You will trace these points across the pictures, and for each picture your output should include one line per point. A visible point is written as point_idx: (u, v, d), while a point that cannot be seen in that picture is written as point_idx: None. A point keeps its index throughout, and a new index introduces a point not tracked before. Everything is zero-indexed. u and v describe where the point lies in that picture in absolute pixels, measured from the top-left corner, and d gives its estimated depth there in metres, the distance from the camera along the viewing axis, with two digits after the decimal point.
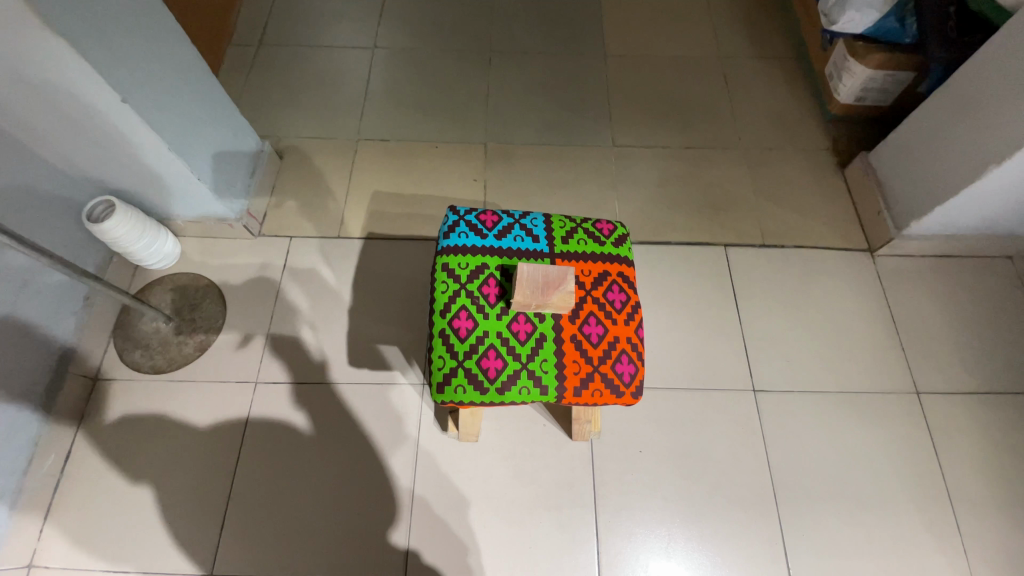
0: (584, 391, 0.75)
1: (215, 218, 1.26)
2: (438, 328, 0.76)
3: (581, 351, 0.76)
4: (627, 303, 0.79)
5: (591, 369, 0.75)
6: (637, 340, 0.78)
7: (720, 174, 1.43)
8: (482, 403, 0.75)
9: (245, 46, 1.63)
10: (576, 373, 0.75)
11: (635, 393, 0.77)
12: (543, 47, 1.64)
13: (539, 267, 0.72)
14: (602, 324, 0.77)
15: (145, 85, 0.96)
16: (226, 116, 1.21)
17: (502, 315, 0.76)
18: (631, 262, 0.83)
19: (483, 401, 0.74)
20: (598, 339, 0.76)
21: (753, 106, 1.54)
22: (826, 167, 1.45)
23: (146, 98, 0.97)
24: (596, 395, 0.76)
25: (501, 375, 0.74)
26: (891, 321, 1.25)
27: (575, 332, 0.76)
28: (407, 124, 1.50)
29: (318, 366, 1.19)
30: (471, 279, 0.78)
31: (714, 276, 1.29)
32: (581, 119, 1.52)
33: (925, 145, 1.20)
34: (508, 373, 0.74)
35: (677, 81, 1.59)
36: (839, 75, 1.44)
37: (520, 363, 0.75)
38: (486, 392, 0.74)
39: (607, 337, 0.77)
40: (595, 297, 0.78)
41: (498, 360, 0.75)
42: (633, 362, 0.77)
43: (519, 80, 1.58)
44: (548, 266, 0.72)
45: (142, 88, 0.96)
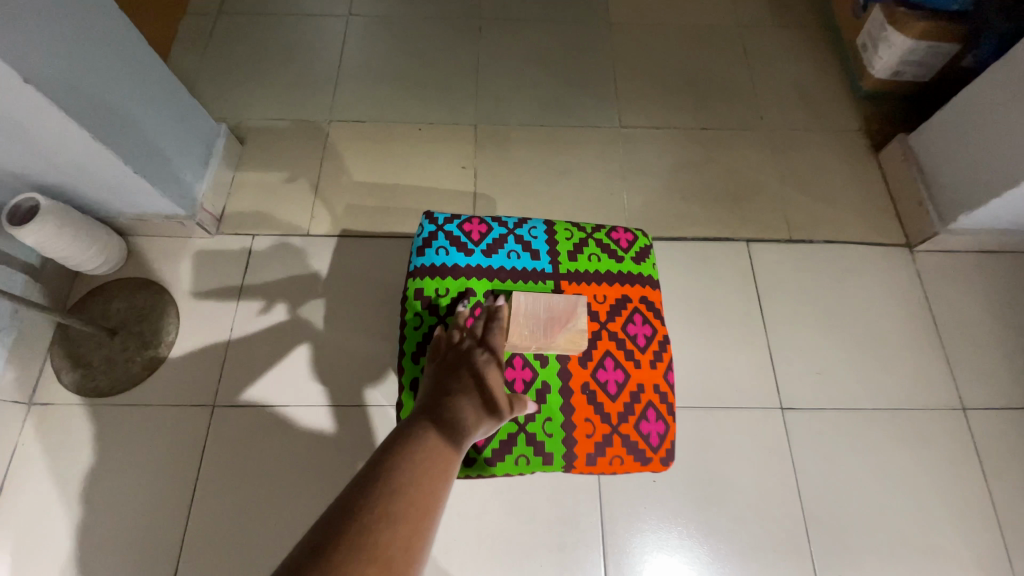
0: (601, 459, 0.74)
1: (163, 216, 1.10)
2: (411, 371, 0.76)
3: (599, 410, 0.75)
4: (653, 339, 0.79)
5: (609, 430, 0.74)
6: (665, 390, 0.77)
7: (740, 159, 1.27)
8: (476, 473, 0.73)
9: (203, 16, 1.44)
10: (591, 437, 0.74)
11: (664, 460, 0.75)
12: (539, 14, 1.46)
13: (540, 305, 0.76)
14: (623, 373, 0.77)
15: (56, 59, 0.78)
16: (167, 97, 1.03)
17: None
18: (654, 283, 0.83)
19: (475, 471, 0.73)
20: (618, 391, 0.76)
21: (775, 80, 1.38)
22: (858, 150, 1.29)
23: (58, 75, 0.79)
24: (616, 462, 0.74)
25: (495, 439, 0.73)
26: (933, 326, 1.11)
27: (591, 384, 0.76)
28: (386, 102, 1.33)
29: (287, 384, 1.05)
30: (450, 311, 0.78)
31: (736, 278, 1.14)
32: (584, 97, 1.35)
33: (978, 126, 1.04)
34: (504, 435, 0.73)
35: (691, 52, 1.41)
36: (875, 46, 1.26)
37: (517, 426, 0.73)
38: (477, 461, 0.73)
39: (629, 390, 0.76)
40: (615, 334, 0.78)
41: None
42: (662, 421, 0.76)
43: (513, 51, 1.40)
44: (551, 303, 0.76)
45: (53, 62, 0.78)
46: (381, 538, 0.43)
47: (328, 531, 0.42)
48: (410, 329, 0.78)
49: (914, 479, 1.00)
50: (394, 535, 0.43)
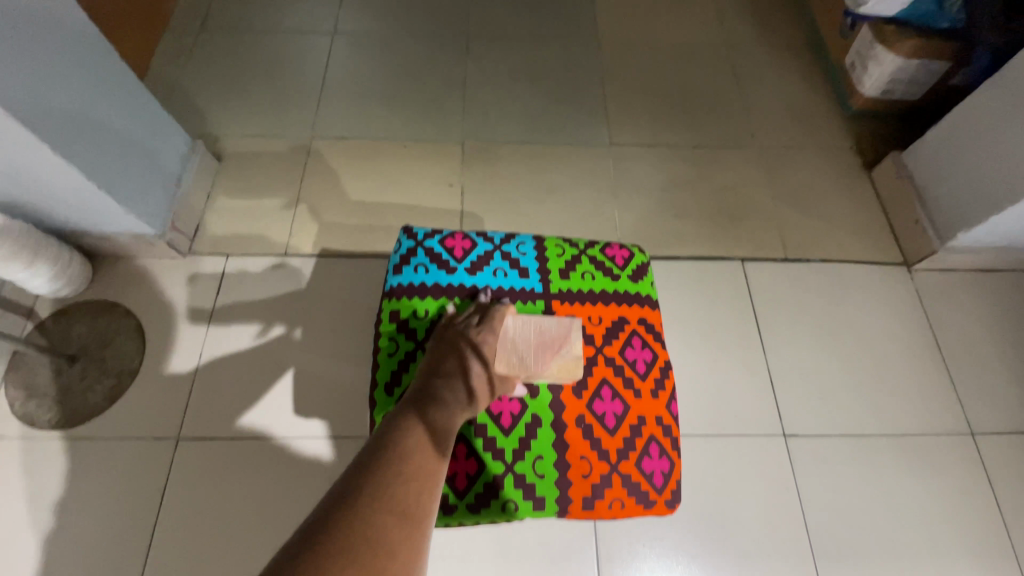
0: (600, 500, 0.68)
1: (131, 236, 1.04)
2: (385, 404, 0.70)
3: (598, 445, 0.69)
4: (653, 365, 0.74)
5: (608, 469, 0.69)
6: (669, 422, 0.72)
7: (733, 178, 1.25)
8: (459, 520, 0.67)
9: (184, 33, 1.41)
10: (588, 476, 0.68)
11: (670, 500, 0.70)
12: (527, 32, 1.45)
13: (530, 331, 0.71)
14: (623, 403, 0.71)
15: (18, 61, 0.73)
16: (139, 112, 0.98)
17: None
18: (653, 303, 0.79)
19: (457, 517, 0.67)
20: (617, 424, 0.70)
21: (765, 99, 1.37)
22: (850, 168, 1.28)
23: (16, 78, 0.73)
24: (617, 503, 0.68)
25: (479, 480, 0.67)
26: (936, 347, 1.08)
27: (588, 416, 0.70)
28: (371, 119, 1.29)
29: (265, 419, 0.98)
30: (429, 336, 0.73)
31: (732, 298, 1.11)
32: (573, 115, 1.32)
33: (974, 143, 1.03)
34: (490, 476, 0.67)
35: (679, 71, 1.40)
36: (864, 65, 1.26)
37: (505, 465, 0.68)
38: (458, 507, 0.66)
39: (630, 422, 0.71)
40: (613, 360, 0.73)
41: (475, 462, 0.68)
42: (666, 456, 0.70)
43: (501, 69, 1.38)
44: (542, 329, 0.71)
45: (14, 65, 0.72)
46: (393, 497, 0.47)
47: (346, 492, 0.47)
48: (384, 354, 0.72)
49: (927, 509, 0.94)
50: (404, 494, 0.48)
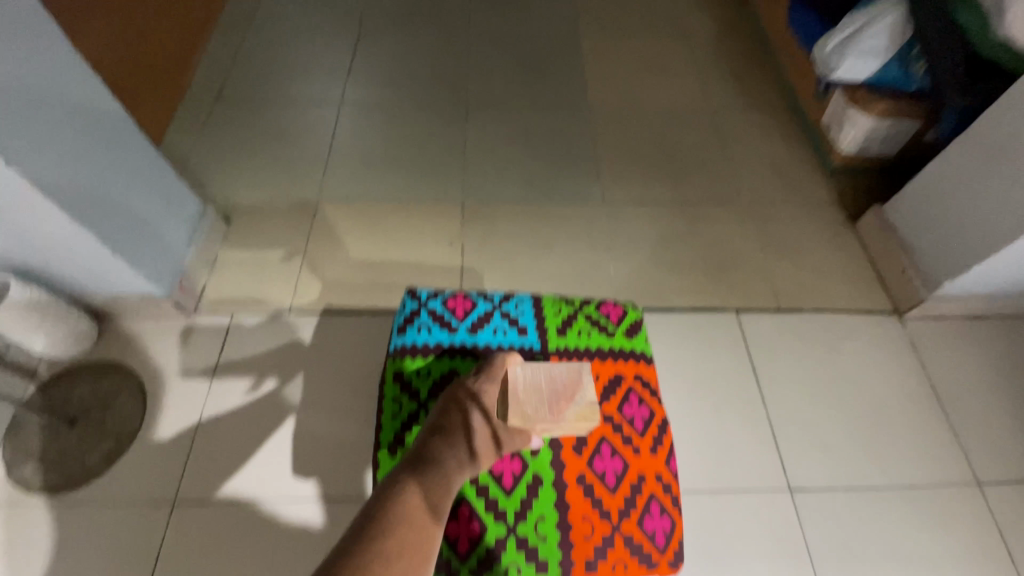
0: (603, 562, 0.67)
1: (139, 296, 1.07)
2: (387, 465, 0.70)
3: (599, 504, 0.69)
4: (651, 421, 0.75)
5: (610, 529, 0.68)
6: (670, 479, 0.72)
7: (722, 231, 1.30)
8: None
9: (201, 105, 1.51)
10: (590, 537, 0.67)
11: (674, 561, 0.68)
12: (522, 100, 1.54)
13: (544, 378, 0.70)
14: (623, 460, 0.71)
15: (25, 127, 0.77)
16: (154, 179, 1.04)
17: None
18: (648, 359, 0.80)
19: None
20: (618, 482, 0.70)
21: (748, 157, 1.44)
22: (835, 220, 1.33)
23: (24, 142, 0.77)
24: (621, 565, 0.67)
25: (482, 543, 0.66)
26: (934, 395, 1.08)
27: (588, 474, 0.70)
28: (375, 181, 1.36)
29: (240, 489, 0.95)
30: (430, 395, 0.74)
31: (729, 348, 1.12)
32: (567, 174, 1.39)
33: (949, 197, 1.08)
34: (492, 539, 0.66)
35: (666, 133, 1.49)
36: (840, 125, 1.33)
37: (506, 527, 0.67)
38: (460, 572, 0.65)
39: (630, 479, 0.70)
40: (612, 417, 0.74)
41: (477, 524, 0.67)
42: (668, 514, 0.70)
43: (498, 134, 1.46)
44: (556, 375, 0.70)
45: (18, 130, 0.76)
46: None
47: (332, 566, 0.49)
48: (387, 415, 0.73)
49: (942, 565, 0.92)
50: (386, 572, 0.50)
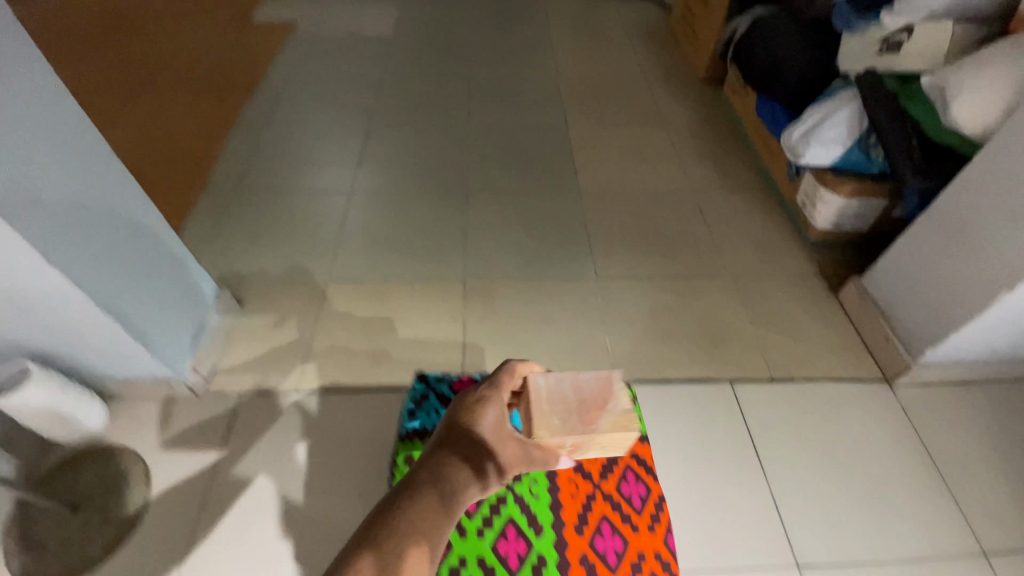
0: None
1: (153, 379, 1.11)
2: None
3: None
4: (647, 498, 0.84)
5: None
6: (665, 553, 0.80)
7: (712, 303, 1.36)
8: None
9: (220, 196, 1.62)
10: None
11: None
12: (518, 185, 1.67)
13: (573, 391, 0.68)
14: (622, 536, 0.80)
15: (78, 241, 0.87)
16: (177, 268, 1.11)
17: (491, 532, 0.79)
18: (643, 439, 0.91)
19: None
20: (618, 558, 0.78)
21: (731, 233, 1.54)
22: (818, 291, 1.40)
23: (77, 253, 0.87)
24: None
25: None
26: (932, 463, 1.10)
27: (591, 551, 0.79)
28: (382, 262, 1.44)
29: None
30: None
31: (726, 419, 1.15)
32: (563, 253, 1.48)
33: (920, 269, 1.16)
34: None
35: (653, 213, 1.60)
36: (812, 204, 1.43)
37: None
38: None
39: (629, 555, 0.79)
40: (610, 496, 0.84)
41: None
42: None
43: (497, 216, 1.57)
44: (585, 388, 0.68)
45: (74, 243, 0.86)
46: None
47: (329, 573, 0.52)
48: None
49: None
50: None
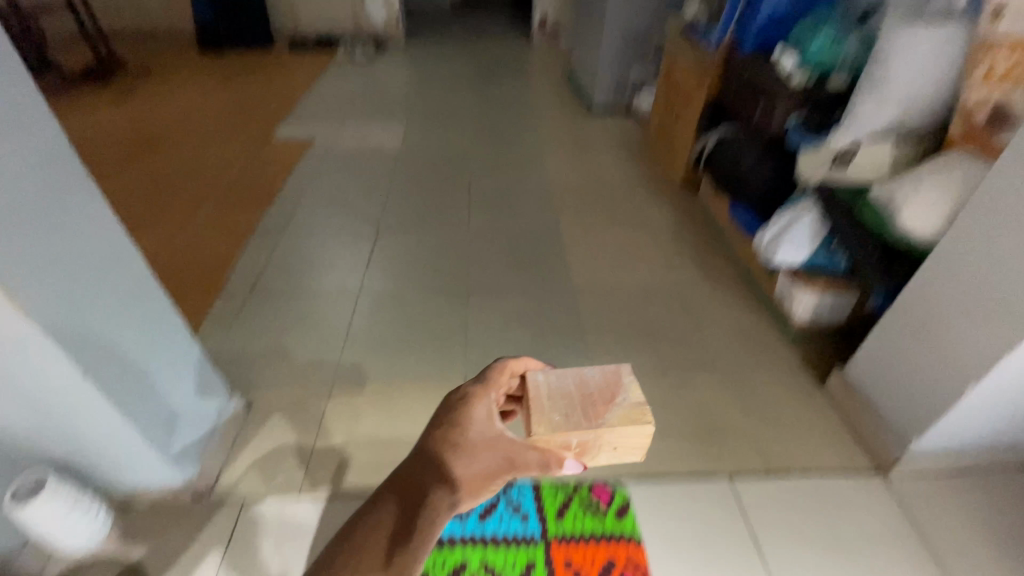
0: None
1: (160, 484, 1.14)
2: None
3: None
4: None
5: None
6: None
7: (704, 396, 1.42)
8: None
9: (236, 299, 1.73)
10: None
11: None
12: (516, 284, 1.79)
13: (577, 391, 0.75)
14: None
15: (109, 365, 0.97)
16: (193, 375, 1.20)
17: None
18: (632, 540, 1.11)
19: None
20: None
21: (718, 327, 1.63)
22: (805, 383, 1.46)
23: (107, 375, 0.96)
24: None
25: None
26: (935, 559, 1.09)
27: None
28: (387, 361, 1.51)
29: None
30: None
31: (726, 516, 1.16)
32: (559, 349, 1.55)
33: (895, 363, 1.23)
34: None
35: (643, 308, 1.70)
36: (789, 299, 1.54)
37: None
38: None
39: None
40: None
41: None
42: None
43: (496, 314, 1.67)
44: (589, 388, 0.75)
45: (103, 367, 0.96)
46: None
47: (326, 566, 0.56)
48: None
49: None
50: None
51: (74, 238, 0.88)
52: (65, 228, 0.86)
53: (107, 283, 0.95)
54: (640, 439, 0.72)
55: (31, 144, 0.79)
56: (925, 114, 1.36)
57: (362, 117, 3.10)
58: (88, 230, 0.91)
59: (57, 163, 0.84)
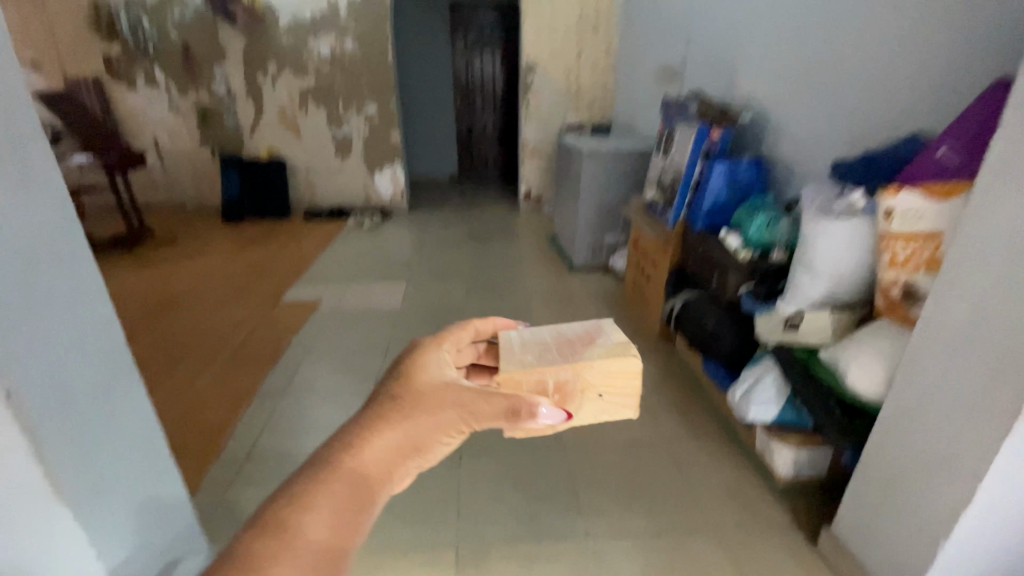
0: None
1: None
2: None
3: None
4: None
5: None
6: None
7: (698, 562, 1.41)
8: None
9: (233, 464, 1.76)
10: None
11: None
12: (507, 442, 1.85)
13: (556, 340, 0.97)
14: None
15: (121, 538, 1.07)
16: (183, 539, 1.26)
17: None
18: None
19: None
20: None
21: (705, 483, 1.67)
22: (797, 542, 1.47)
23: (109, 522, 1.03)
24: None
25: None
26: None
27: None
28: (379, 529, 1.51)
29: None
30: None
31: None
32: (551, 512, 1.57)
33: (872, 522, 1.28)
34: None
35: (632, 465, 1.75)
36: (770, 453, 1.61)
37: None
38: None
39: None
40: None
41: None
42: None
43: (488, 475, 1.70)
44: (569, 338, 0.97)
45: (113, 544, 1.04)
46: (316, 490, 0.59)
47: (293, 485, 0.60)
48: None
49: None
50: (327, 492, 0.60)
51: (112, 422, 1.04)
52: (108, 413, 1.03)
53: (130, 459, 1.09)
54: (620, 372, 0.89)
55: (99, 352, 1.00)
56: (852, 286, 1.56)
57: (366, 279, 3.41)
58: (123, 413, 1.07)
59: (111, 362, 1.03)
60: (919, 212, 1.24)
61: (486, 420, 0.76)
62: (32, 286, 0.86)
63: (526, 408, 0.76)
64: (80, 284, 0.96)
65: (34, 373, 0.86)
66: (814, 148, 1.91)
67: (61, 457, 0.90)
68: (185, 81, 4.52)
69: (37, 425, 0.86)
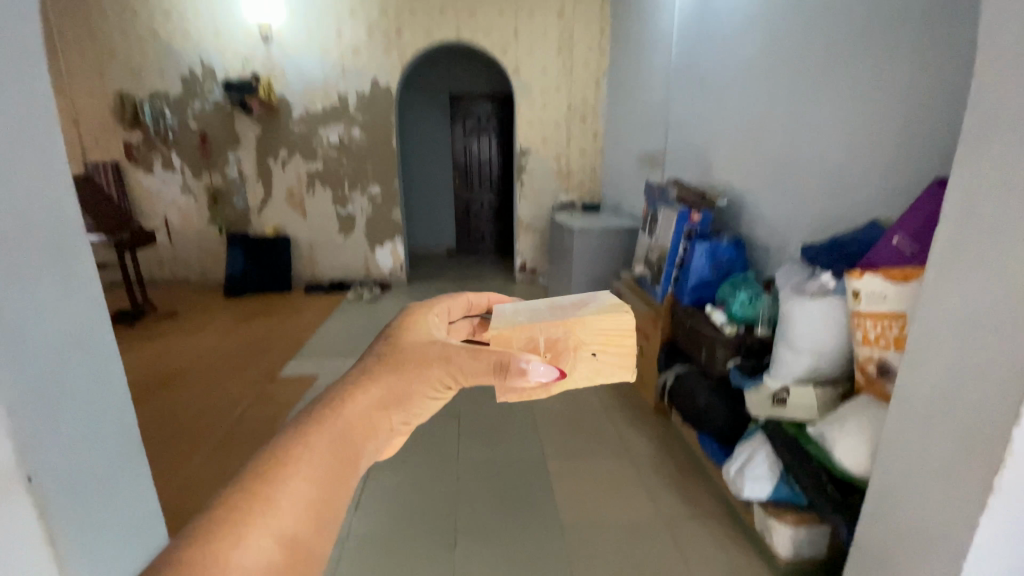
0: None
1: None
2: None
3: None
4: None
5: None
6: None
7: None
8: None
9: None
10: None
11: None
12: (502, 524, 1.83)
13: (550, 308, 1.00)
14: None
15: None
16: None
17: None
18: None
19: None
20: None
21: (705, 566, 1.65)
22: None
23: None
24: None
25: None
26: None
27: None
28: None
29: None
30: None
31: None
32: None
33: None
34: None
35: (630, 546, 1.73)
36: (768, 532, 1.61)
37: None
38: None
39: None
40: None
41: None
42: None
43: (483, 560, 1.68)
44: (562, 306, 1.01)
45: None
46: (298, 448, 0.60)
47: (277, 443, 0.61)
48: None
49: None
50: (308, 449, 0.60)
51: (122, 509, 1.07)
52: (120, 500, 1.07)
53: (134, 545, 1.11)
54: (612, 326, 0.92)
55: (117, 442, 1.06)
56: (833, 361, 1.63)
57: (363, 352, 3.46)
58: (133, 498, 1.11)
59: (127, 451, 1.09)
60: (883, 294, 1.33)
61: (473, 376, 0.75)
62: (71, 385, 0.95)
63: (512, 363, 0.75)
64: (111, 388, 1.05)
65: (62, 473, 0.91)
66: (786, 234, 2.06)
67: (77, 552, 0.94)
68: (200, 165, 4.81)
69: (58, 525, 0.89)
